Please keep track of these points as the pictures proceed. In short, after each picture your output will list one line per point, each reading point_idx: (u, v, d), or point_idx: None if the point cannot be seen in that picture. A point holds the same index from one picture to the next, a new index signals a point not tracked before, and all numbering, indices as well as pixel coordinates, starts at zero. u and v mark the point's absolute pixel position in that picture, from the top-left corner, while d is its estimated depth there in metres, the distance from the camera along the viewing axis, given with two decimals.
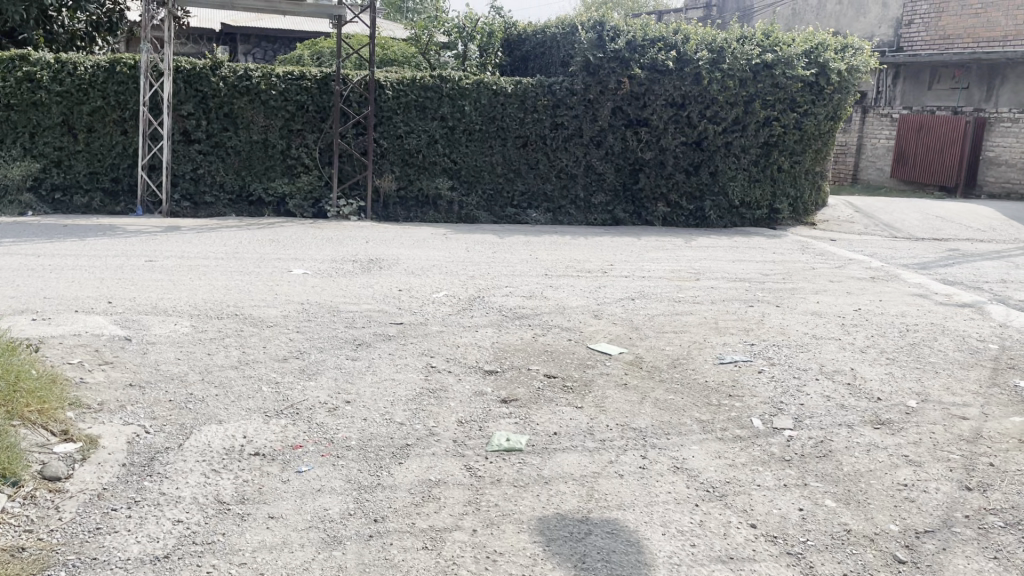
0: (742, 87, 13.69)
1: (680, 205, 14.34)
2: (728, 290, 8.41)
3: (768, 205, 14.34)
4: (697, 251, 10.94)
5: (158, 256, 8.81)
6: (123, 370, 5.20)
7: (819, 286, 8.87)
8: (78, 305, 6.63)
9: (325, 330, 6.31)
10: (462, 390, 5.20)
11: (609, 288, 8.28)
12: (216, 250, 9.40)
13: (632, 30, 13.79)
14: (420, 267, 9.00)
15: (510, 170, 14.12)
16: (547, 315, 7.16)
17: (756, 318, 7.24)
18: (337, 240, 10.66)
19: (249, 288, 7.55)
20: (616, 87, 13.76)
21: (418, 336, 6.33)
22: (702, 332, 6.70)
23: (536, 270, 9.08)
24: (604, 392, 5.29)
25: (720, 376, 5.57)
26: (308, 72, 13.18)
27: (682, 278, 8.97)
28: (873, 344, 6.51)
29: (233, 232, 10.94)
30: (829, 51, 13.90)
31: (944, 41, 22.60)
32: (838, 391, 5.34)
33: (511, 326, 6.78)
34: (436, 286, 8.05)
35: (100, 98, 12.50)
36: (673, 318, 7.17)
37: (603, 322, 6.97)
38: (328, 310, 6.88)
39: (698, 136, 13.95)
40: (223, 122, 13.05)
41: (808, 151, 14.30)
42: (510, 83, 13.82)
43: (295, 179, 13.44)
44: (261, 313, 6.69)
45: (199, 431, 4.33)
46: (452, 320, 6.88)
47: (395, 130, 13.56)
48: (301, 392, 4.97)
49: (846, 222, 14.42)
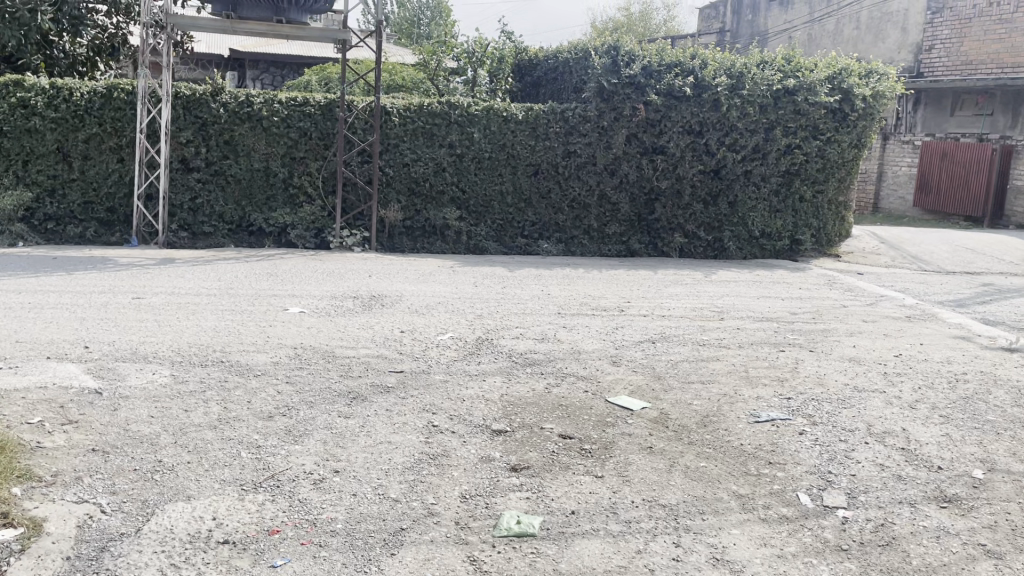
0: (763, 114, 13.18)
1: (698, 235, 13.75)
2: (755, 332, 7.80)
3: (789, 235, 13.74)
4: (718, 287, 10.37)
5: (146, 293, 8.29)
6: (86, 431, 4.63)
7: (852, 327, 8.27)
8: (51, 350, 6.10)
9: (317, 380, 5.73)
10: (467, 454, 4.60)
11: (627, 330, 7.69)
12: (210, 286, 8.88)
13: (647, 54, 13.32)
14: (424, 304, 8.44)
15: (521, 200, 13.61)
16: (561, 360, 6.57)
17: (789, 366, 6.64)
18: (339, 273, 10.14)
19: (239, 329, 7.00)
20: (632, 114, 13.25)
21: (420, 386, 5.76)
22: (732, 383, 6.11)
23: (548, 308, 8.51)
24: (628, 457, 4.69)
25: (757, 438, 4.96)
26: (312, 98, 12.73)
27: (705, 318, 8.39)
28: (922, 398, 5.90)
29: (231, 265, 10.42)
30: (853, 76, 13.40)
31: (966, 67, 22.18)
32: (891, 458, 4.74)
33: (522, 373, 6.20)
34: (441, 327, 7.48)
35: (96, 125, 12.09)
36: (698, 365, 6.58)
37: (622, 369, 6.39)
38: (323, 356, 6.32)
39: (717, 164, 13.41)
40: (223, 149, 12.62)
41: (831, 179, 13.76)
42: (522, 109, 13.33)
43: (297, 209, 12.96)
44: (250, 360, 6.14)
45: (162, 510, 3.76)
46: (457, 367, 6.29)
47: (401, 158, 13.09)
48: (284, 460, 4.38)
49: (871, 254, 13.82)
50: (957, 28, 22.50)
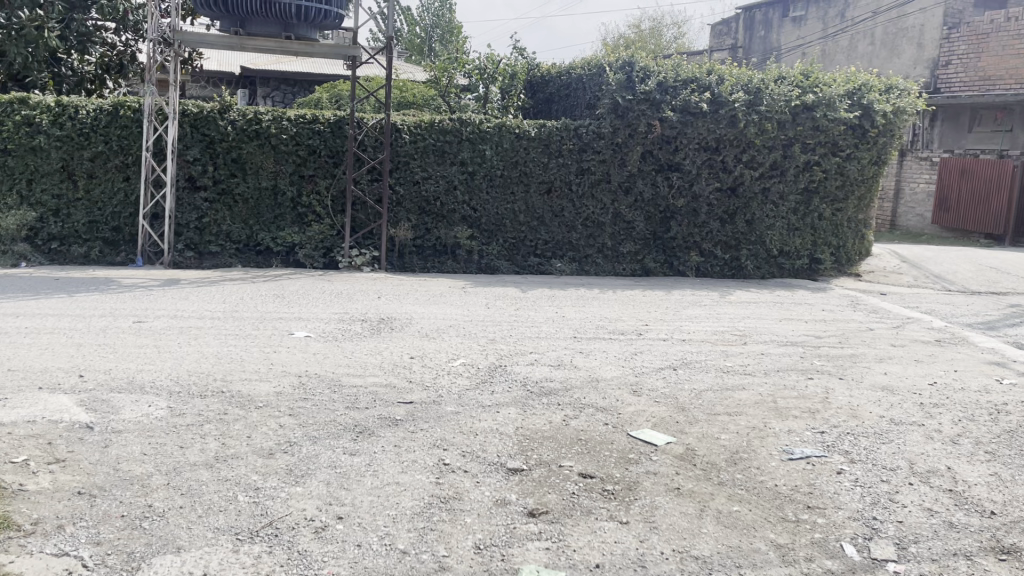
0: (781, 130, 12.90)
1: (715, 254, 13.38)
2: (781, 358, 7.44)
3: (809, 254, 13.41)
4: (739, 308, 10.02)
5: (147, 317, 8.02)
6: (74, 472, 4.36)
7: (882, 352, 7.90)
8: (43, 380, 5.82)
9: (321, 413, 5.41)
10: (481, 497, 4.28)
11: (647, 355, 7.36)
12: (214, 308, 8.61)
13: (662, 70, 13.06)
14: (435, 328, 8.13)
15: (533, 218, 13.31)
16: (579, 390, 6.22)
17: (819, 396, 6.28)
18: (347, 294, 9.84)
19: (242, 356, 6.70)
20: (647, 131, 12.96)
21: (431, 418, 5.44)
22: (760, 415, 5.76)
23: (563, 332, 8.18)
24: (654, 500, 4.36)
25: (792, 479, 4.63)
26: (321, 115, 12.51)
27: (727, 342, 8.06)
28: (965, 432, 5.54)
29: (236, 286, 10.15)
30: (874, 92, 13.14)
31: (983, 81, 21.78)
32: (939, 502, 4.40)
33: (538, 404, 5.87)
34: (452, 353, 7.15)
35: (102, 143, 11.90)
36: (724, 394, 6.24)
37: (644, 400, 6.04)
38: (328, 386, 6.01)
39: (734, 181, 13.12)
40: (231, 167, 12.39)
41: (851, 197, 13.47)
42: (534, 125, 13.06)
43: (306, 228, 12.70)
44: (252, 391, 5.83)
45: (148, 565, 3.51)
46: (469, 397, 5.95)
47: (412, 176, 12.85)
48: (283, 504, 4.07)
49: (893, 273, 13.44)
50: (974, 42, 22.16)
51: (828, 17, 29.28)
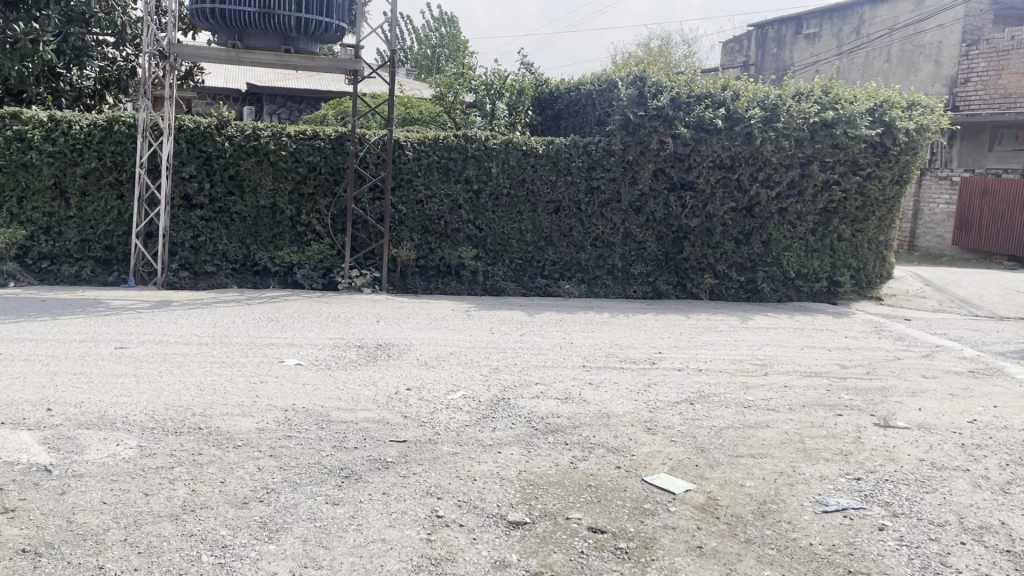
0: (799, 148, 12.46)
1: (730, 276, 12.87)
2: (806, 391, 6.91)
3: (828, 277, 12.91)
4: (757, 334, 9.51)
5: (131, 342, 7.58)
6: (22, 524, 3.90)
7: (914, 385, 7.37)
8: (7, 414, 5.36)
9: (306, 454, 4.93)
10: (477, 557, 3.80)
11: (660, 387, 6.85)
12: (203, 333, 8.16)
13: (676, 86, 12.62)
14: (435, 355, 7.65)
15: (541, 238, 12.86)
16: (589, 428, 5.70)
17: (851, 436, 5.77)
18: (344, 318, 9.37)
19: (225, 387, 6.23)
20: (659, 148, 12.53)
21: (425, 460, 4.95)
22: (788, 457, 5.27)
23: (571, 361, 7.69)
24: (674, 561, 3.87)
25: (829, 536, 4.13)
26: (321, 131, 12.11)
27: (746, 372, 7.54)
28: (1015, 479, 5.02)
29: (229, 309, 9.71)
30: (896, 109, 12.68)
31: (1005, 99, 21.20)
32: (997, 566, 3.88)
33: (542, 442, 5.38)
34: (452, 384, 6.67)
35: (96, 159, 11.54)
36: (747, 433, 5.73)
37: (659, 438, 5.54)
38: (315, 422, 5.53)
39: (750, 201, 12.66)
40: (229, 185, 12.01)
41: (871, 218, 12.99)
42: (542, 142, 12.62)
43: (304, 247, 12.27)
44: (233, 426, 5.37)
45: None
46: (468, 435, 5.46)
47: (415, 195, 12.43)
48: (252, 566, 3.60)
49: (916, 297, 12.93)
50: (994, 60, 21.66)
51: (843, 34, 28.90)
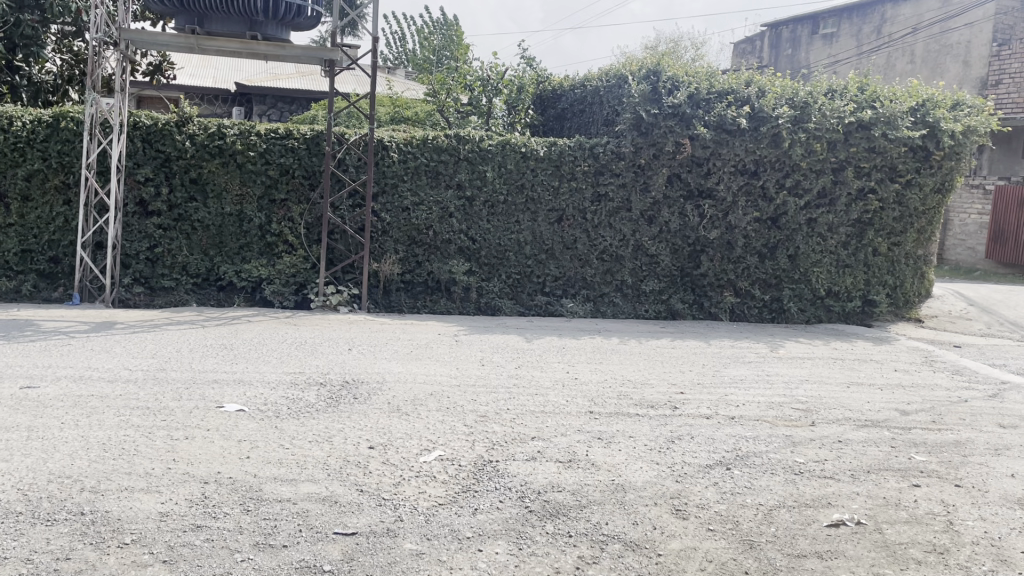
0: (830, 152, 11.16)
1: (752, 294, 11.54)
2: (867, 450, 5.57)
3: (861, 295, 11.58)
4: (792, 367, 8.18)
5: (44, 380, 6.28)
6: None
7: (997, 438, 6.02)
8: None
9: (213, 559, 3.60)
10: None
11: (687, 444, 5.52)
12: (138, 366, 6.85)
13: (694, 80, 11.34)
14: (411, 397, 6.33)
15: (542, 251, 11.54)
16: (599, 509, 4.36)
17: (942, 520, 4.43)
18: (312, 345, 8.07)
19: (137, 446, 4.92)
20: (674, 150, 11.24)
21: (375, 568, 3.62)
22: (866, 558, 3.94)
23: (575, 403, 6.37)
24: None
25: None
26: (296, 130, 10.83)
27: (790, 421, 6.18)
28: None
29: (178, 332, 8.38)
30: (940, 108, 11.33)
31: None
32: None
33: (538, 534, 4.04)
34: (430, 440, 5.34)
35: (40, 159, 10.30)
36: (805, 517, 4.39)
37: (693, 527, 4.20)
38: (241, 499, 4.25)
39: (776, 210, 11.36)
40: (191, 190, 10.76)
41: (910, 229, 11.64)
42: (543, 144, 11.31)
43: (275, 260, 11.00)
44: (125, 507, 4.08)
45: None
46: (439, 521, 4.13)
47: (400, 201, 11.13)
48: None
49: (960, 319, 11.60)
50: None
51: (863, 33, 27.73)
